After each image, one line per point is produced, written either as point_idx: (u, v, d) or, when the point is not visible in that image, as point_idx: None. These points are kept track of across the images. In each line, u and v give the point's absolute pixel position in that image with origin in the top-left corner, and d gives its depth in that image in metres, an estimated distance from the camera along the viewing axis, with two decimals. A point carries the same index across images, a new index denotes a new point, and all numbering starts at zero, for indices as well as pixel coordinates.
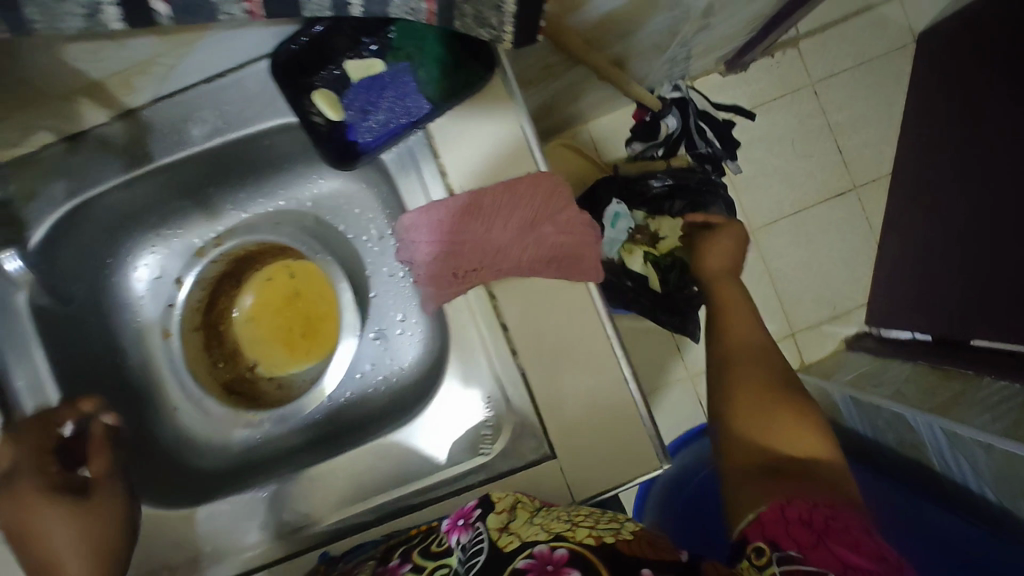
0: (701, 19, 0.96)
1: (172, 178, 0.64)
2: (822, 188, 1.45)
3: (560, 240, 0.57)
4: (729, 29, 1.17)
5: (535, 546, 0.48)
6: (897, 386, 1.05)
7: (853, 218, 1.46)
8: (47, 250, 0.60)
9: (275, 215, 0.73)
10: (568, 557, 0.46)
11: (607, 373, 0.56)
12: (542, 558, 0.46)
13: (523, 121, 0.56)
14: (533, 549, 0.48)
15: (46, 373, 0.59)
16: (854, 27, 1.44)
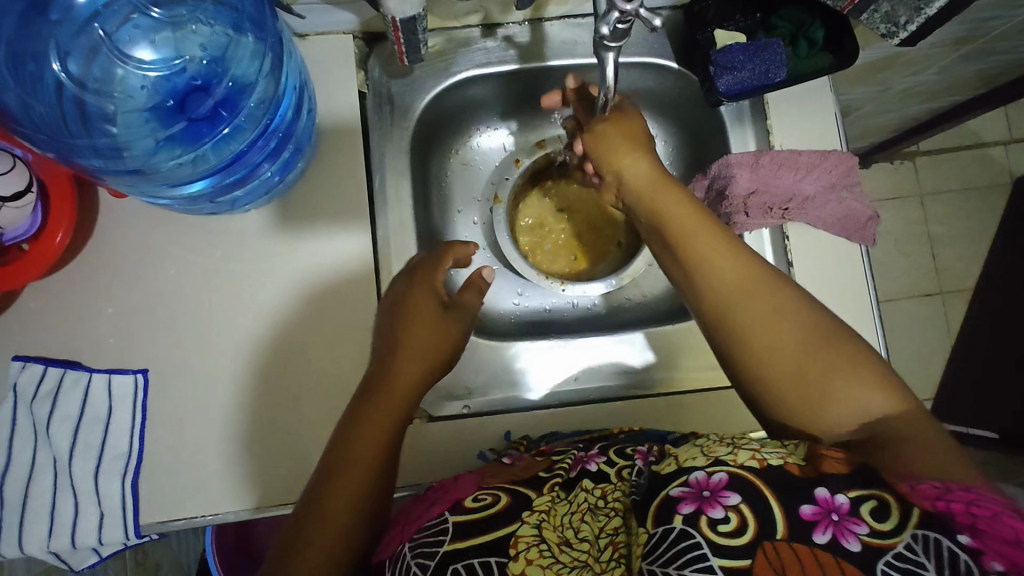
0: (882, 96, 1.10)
1: (535, 83, 0.74)
2: (911, 285, 1.50)
3: (854, 205, 0.70)
4: (879, 126, 1.32)
5: (691, 473, 0.46)
6: None
7: (935, 322, 1.50)
8: (430, 108, 0.72)
9: None
10: (727, 482, 0.44)
11: (862, 326, 0.68)
12: (698, 485, 0.44)
13: (838, 113, 0.71)
14: (689, 477, 0.45)
15: (409, 211, 0.69)
16: (963, 157, 1.53)
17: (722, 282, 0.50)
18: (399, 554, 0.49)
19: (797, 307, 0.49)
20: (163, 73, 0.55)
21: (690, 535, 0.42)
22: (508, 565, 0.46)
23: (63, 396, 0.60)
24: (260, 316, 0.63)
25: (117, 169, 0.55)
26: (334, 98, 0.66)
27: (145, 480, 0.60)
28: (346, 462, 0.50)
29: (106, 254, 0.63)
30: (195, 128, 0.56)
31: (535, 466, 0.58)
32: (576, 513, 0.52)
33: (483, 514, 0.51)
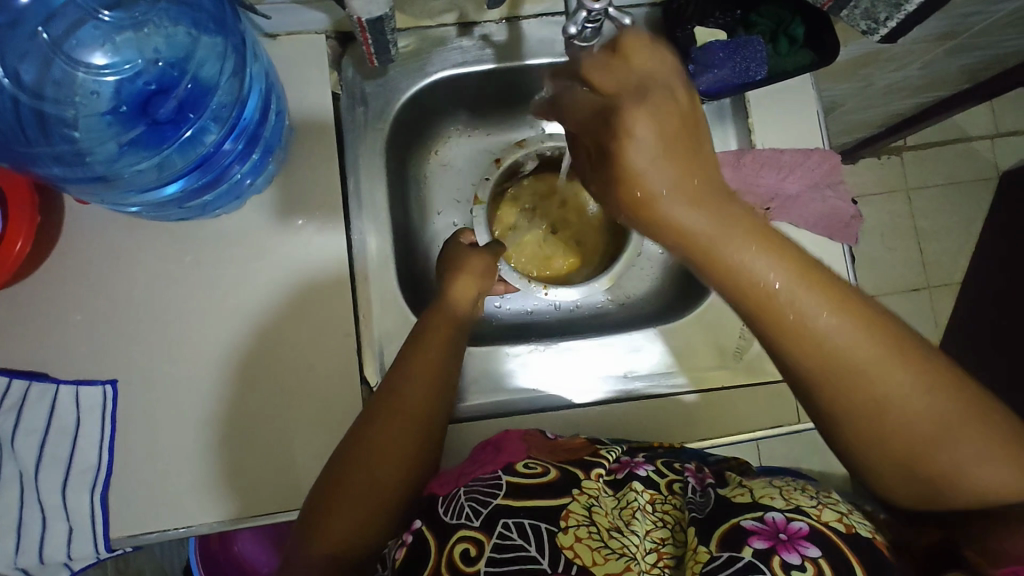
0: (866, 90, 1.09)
1: (513, 81, 0.73)
2: (899, 279, 1.50)
3: (836, 203, 0.69)
4: (863, 122, 1.32)
5: (767, 513, 0.47)
6: None
7: (921, 316, 1.50)
8: (406, 108, 0.70)
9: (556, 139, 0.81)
10: (807, 533, 0.44)
11: None
12: (774, 525, 0.45)
13: (819, 110, 0.71)
14: (764, 514, 0.46)
15: (386, 213, 0.68)
16: (949, 151, 1.53)
17: (807, 329, 0.43)
18: (454, 494, 0.50)
19: (913, 355, 0.44)
20: (124, 75, 0.54)
21: (759, 569, 0.42)
22: (559, 536, 0.46)
23: (28, 408, 0.58)
24: (233, 323, 0.62)
25: (81, 176, 0.53)
26: (306, 99, 0.64)
27: (116, 493, 0.59)
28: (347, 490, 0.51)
29: (72, 261, 0.61)
30: (160, 131, 0.54)
31: (580, 449, 0.56)
32: (626, 509, 0.51)
33: (534, 481, 0.50)
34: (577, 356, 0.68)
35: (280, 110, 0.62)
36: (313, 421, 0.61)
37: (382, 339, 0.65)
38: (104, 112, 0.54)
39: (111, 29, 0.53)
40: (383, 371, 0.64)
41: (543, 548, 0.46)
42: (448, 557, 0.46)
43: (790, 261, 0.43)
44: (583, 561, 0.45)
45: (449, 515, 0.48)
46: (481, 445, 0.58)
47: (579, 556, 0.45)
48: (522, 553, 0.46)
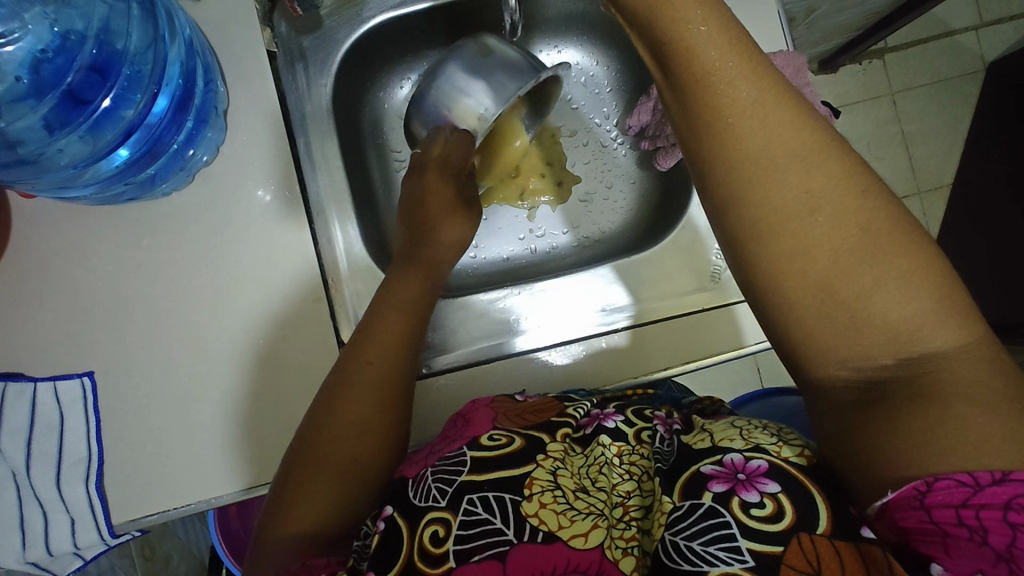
0: None
1: (454, 15, 0.70)
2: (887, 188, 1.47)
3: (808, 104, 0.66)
4: (838, 25, 1.26)
5: (726, 454, 0.45)
6: None
7: None
8: (347, 60, 0.67)
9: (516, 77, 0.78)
10: (766, 470, 0.43)
11: None
12: (733, 466, 0.43)
13: (779, 11, 0.67)
14: (723, 457, 0.45)
15: (340, 173, 0.67)
16: (932, 49, 1.48)
17: (729, 95, 0.36)
18: (423, 475, 0.50)
19: (792, 108, 0.37)
20: (29, 47, 0.52)
21: (719, 514, 0.41)
22: (523, 505, 0.47)
23: (7, 409, 0.58)
24: (201, 301, 0.61)
25: (7, 159, 0.51)
26: (240, 61, 0.62)
27: (111, 481, 0.59)
28: (329, 424, 0.51)
29: (27, 260, 0.60)
30: (79, 102, 0.54)
31: (549, 411, 0.58)
32: (593, 466, 0.52)
33: (499, 452, 0.51)
34: (550, 302, 0.68)
35: (213, 74, 0.60)
36: (297, 390, 0.62)
37: (352, 299, 0.65)
38: (16, 89, 0.53)
39: (14, 5, 0.51)
40: (354, 322, 0.64)
41: (508, 519, 0.46)
42: (419, 539, 0.46)
43: (723, 30, 0.37)
44: (549, 526, 0.46)
45: (418, 498, 0.49)
46: (451, 423, 0.59)
47: (544, 522, 0.46)
48: (487, 526, 0.46)
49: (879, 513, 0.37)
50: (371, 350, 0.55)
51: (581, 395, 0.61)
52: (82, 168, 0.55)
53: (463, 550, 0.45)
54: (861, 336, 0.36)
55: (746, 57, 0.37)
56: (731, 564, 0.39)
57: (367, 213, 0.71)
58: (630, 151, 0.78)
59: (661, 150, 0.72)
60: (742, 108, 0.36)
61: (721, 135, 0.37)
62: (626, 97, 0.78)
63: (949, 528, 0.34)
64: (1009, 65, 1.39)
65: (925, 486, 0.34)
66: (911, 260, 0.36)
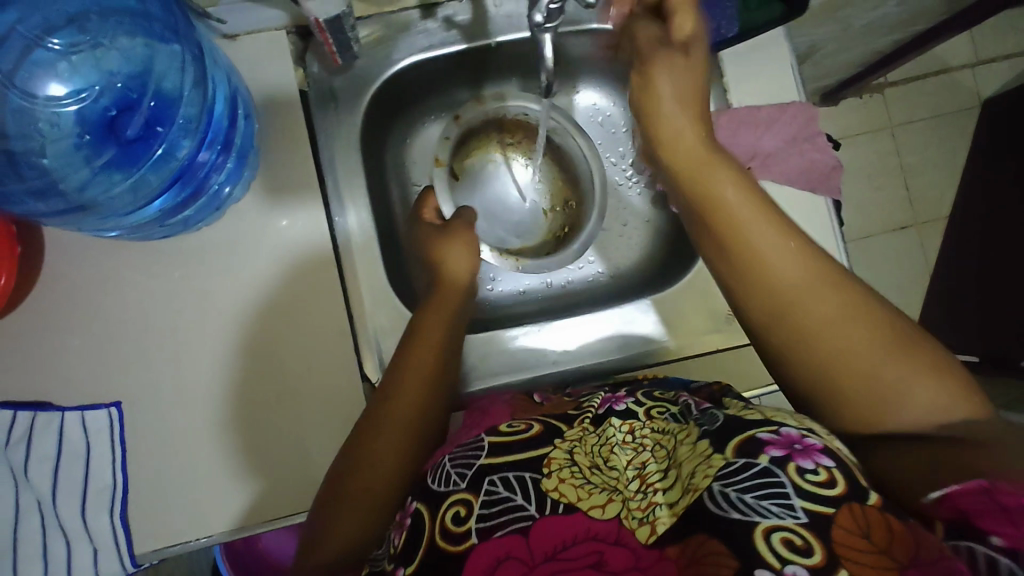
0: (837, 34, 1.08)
1: (480, 57, 0.72)
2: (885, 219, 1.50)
3: (820, 155, 0.69)
4: (838, 63, 1.29)
5: (782, 427, 0.49)
6: None
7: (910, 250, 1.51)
8: (376, 99, 0.69)
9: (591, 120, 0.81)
10: (822, 448, 0.47)
11: None
12: (790, 437, 0.48)
13: (794, 61, 0.69)
14: (781, 429, 0.49)
15: (366, 209, 0.68)
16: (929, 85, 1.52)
17: (763, 253, 0.51)
18: (440, 463, 0.55)
19: (818, 260, 0.51)
20: (87, 105, 0.56)
21: (775, 474, 0.46)
22: (542, 481, 0.52)
23: (37, 438, 0.59)
24: (228, 335, 0.62)
25: (59, 207, 0.55)
26: (275, 102, 0.63)
27: (137, 510, 0.60)
28: (373, 439, 0.57)
29: (57, 289, 0.61)
30: (132, 152, 0.56)
31: (565, 404, 0.63)
32: (604, 445, 0.57)
33: (517, 436, 0.56)
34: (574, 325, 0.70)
35: (248, 111, 0.62)
36: (320, 423, 0.63)
37: (377, 335, 0.67)
38: (71, 144, 0.55)
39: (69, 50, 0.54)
40: (381, 365, 0.66)
41: (529, 495, 0.51)
42: (441, 522, 0.51)
43: (749, 194, 0.53)
44: (570, 498, 0.50)
45: (437, 483, 0.54)
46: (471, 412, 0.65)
47: (564, 494, 0.50)
48: (508, 503, 0.50)
49: (936, 501, 0.44)
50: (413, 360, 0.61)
51: (589, 389, 0.66)
52: (129, 215, 0.58)
53: (486, 525, 0.49)
54: (915, 415, 0.48)
55: (763, 210, 0.53)
56: (784, 518, 0.44)
57: (389, 247, 0.72)
58: (645, 190, 0.80)
59: None
60: (778, 262, 0.51)
61: (760, 283, 0.52)
62: None
63: (1008, 505, 0.41)
64: (1005, 104, 1.43)
65: (989, 483, 0.42)
66: (917, 370, 0.48)
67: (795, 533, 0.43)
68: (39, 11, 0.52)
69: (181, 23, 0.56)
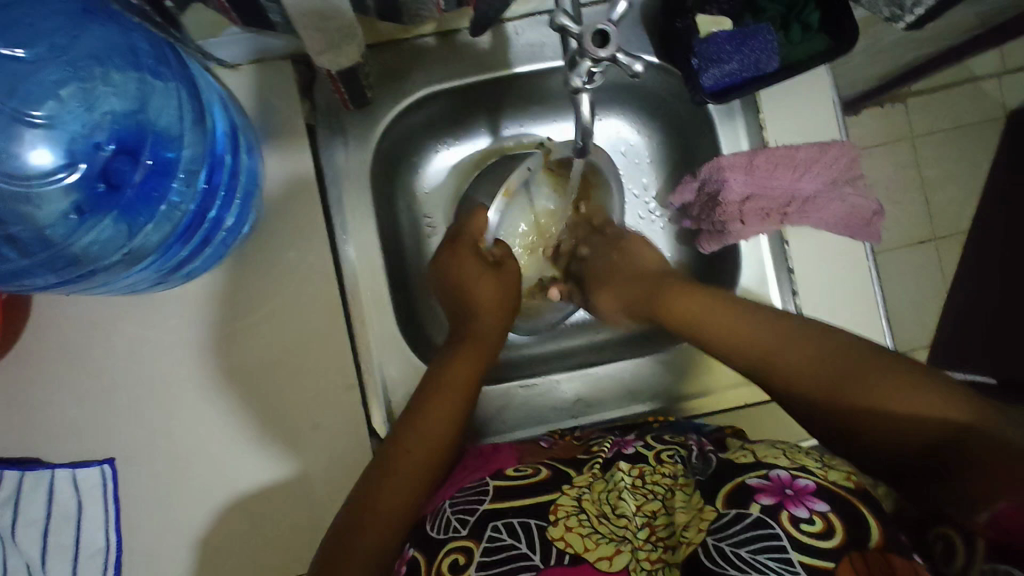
0: (859, 57, 0.99)
1: (499, 86, 0.67)
2: (904, 232, 1.30)
3: (860, 199, 0.64)
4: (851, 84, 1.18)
5: (771, 470, 0.48)
6: None
7: (928, 268, 1.31)
8: (387, 131, 0.65)
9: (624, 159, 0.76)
10: (814, 489, 0.45)
11: (859, 335, 0.64)
12: (780, 481, 0.46)
13: (835, 97, 0.65)
14: (769, 472, 0.47)
15: (376, 247, 0.64)
16: (943, 95, 1.31)
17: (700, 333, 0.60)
18: (442, 509, 0.52)
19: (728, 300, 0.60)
20: (79, 172, 0.54)
21: (769, 526, 0.44)
22: (548, 530, 0.48)
23: (25, 499, 0.55)
24: (226, 387, 0.58)
25: (57, 261, 0.53)
26: (279, 138, 0.59)
27: (132, 573, 0.57)
28: (390, 484, 0.53)
29: (44, 339, 0.57)
30: (132, 209, 0.54)
31: (574, 448, 0.59)
32: (612, 492, 0.52)
33: (522, 482, 0.53)
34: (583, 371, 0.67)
35: (251, 145, 0.57)
36: (327, 481, 0.59)
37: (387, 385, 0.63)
38: (68, 210, 0.54)
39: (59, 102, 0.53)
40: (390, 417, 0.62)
41: (535, 543, 0.48)
42: (438, 566, 0.48)
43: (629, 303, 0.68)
44: (576, 549, 0.47)
45: (437, 531, 0.51)
46: (472, 450, 0.61)
47: (571, 544, 0.47)
48: (512, 552, 0.47)
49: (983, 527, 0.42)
50: (448, 387, 0.59)
51: (598, 434, 0.62)
52: (134, 275, 0.55)
53: (487, 572, 0.46)
54: (912, 434, 0.46)
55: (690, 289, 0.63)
56: (782, 574, 0.41)
57: (398, 287, 0.68)
58: (670, 225, 0.76)
59: (705, 232, 0.70)
60: (744, 317, 0.58)
61: (687, 297, 0.62)
62: (667, 169, 0.76)
63: None
64: None
65: None
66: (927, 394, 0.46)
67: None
68: (14, 78, 0.52)
69: (173, 61, 0.53)
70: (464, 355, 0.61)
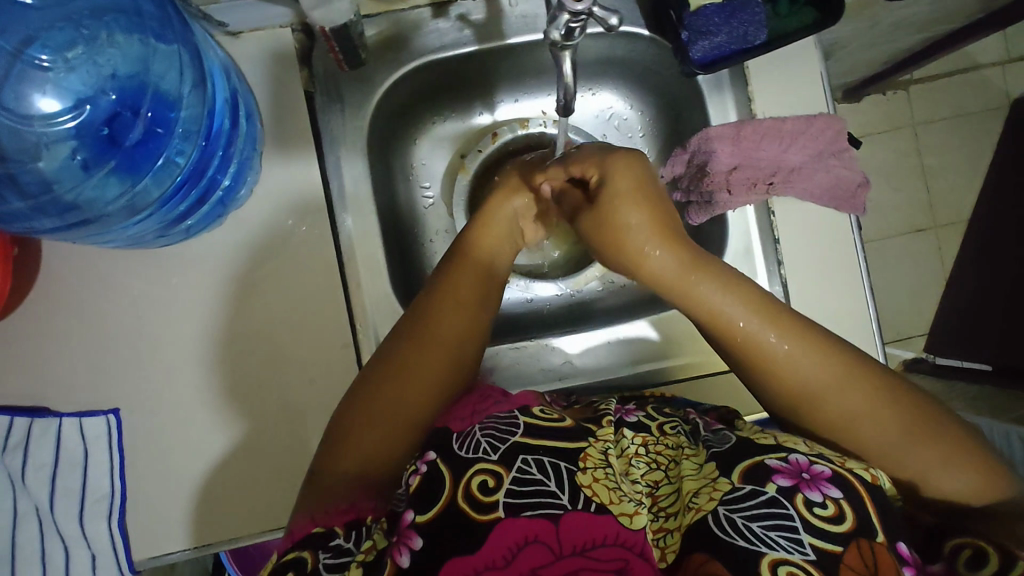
0: (859, 42, 0.99)
1: (493, 58, 0.69)
2: (903, 219, 1.30)
3: (846, 172, 0.66)
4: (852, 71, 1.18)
5: (791, 453, 0.49)
6: (963, 400, 1.07)
7: (926, 255, 1.31)
8: (384, 100, 0.67)
9: (612, 134, 0.78)
10: (830, 475, 0.47)
11: (846, 305, 0.65)
12: (799, 465, 0.47)
13: (823, 72, 0.66)
14: (789, 455, 0.49)
15: (372, 215, 0.66)
16: (945, 83, 1.31)
17: (707, 303, 0.53)
18: (470, 431, 0.51)
19: (733, 281, 0.53)
20: (82, 116, 0.55)
21: (783, 505, 0.45)
22: (577, 475, 0.47)
23: (34, 445, 0.58)
24: (226, 342, 0.61)
25: (60, 212, 0.54)
26: (277, 103, 0.61)
27: (135, 518, 0.60)
28: (390, 392, 0.53)
29: (53, 294, 0.59)
30: (133, 163, 0.55)
31: (578, 412, 0.58)
32: (622, 458, 0.51)
33: (547, 425, 0.52)
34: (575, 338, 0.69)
35: (250, 112, 0.60)
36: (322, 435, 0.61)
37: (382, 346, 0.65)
38: (70, 153, 0.55)
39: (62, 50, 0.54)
40: None
41: (563, 484, 0.47)
42: (466, 488, 0.47)
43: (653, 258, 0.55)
44: (602, 499, 0.46)
45: (465, 450, 0.49)
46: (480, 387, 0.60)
47: (598, 493, 0.46)
48: (541, 487, 0.47)
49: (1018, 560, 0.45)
50: (445, 300, 0.58)
51: (594, 397, 0.64)
52: (134, 227, 0.57)
53: (514, 502, 0.46)
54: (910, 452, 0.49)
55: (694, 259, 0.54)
56: (792, 552, 0.43)
57: (397, 253, 0.71)
58: None
59: (694, 204, 0.71)
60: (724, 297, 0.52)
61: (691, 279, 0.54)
62: (658, 144, 0.77)
63: None
64: None
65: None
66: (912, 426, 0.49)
67: (801, 568, 0.43)
68: (21, 23, 0.52)
69: (176, 22, 0.54)
70: (468, 271, 0.61)
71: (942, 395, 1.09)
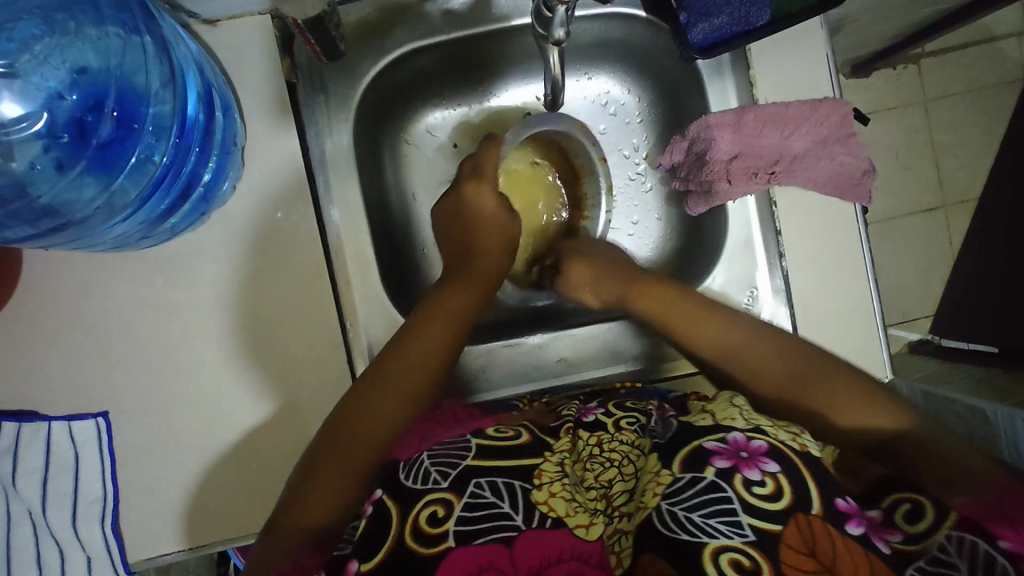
0: (868, 14, 0.94)
1: (483, 43, 0.66)
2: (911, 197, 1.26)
3: (851, 159, 0.63)
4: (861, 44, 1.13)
5: (729, 432, 0.48)
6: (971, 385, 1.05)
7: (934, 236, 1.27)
8: (370, 88, 0.64)
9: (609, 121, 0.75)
10: (766, 450, 0.46)
11: (848, 297, 0.64)
12: (736, 445, 0.47)
13: (829, 53, 0.63)
14: (726, 436, 0.48)
15: (361, 210, 0.65)
16: (959, 56, 1.26)
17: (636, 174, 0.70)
18: (419, 461, 0.51)
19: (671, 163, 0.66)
20: (54, 116, 0.53)
21: (722, 489, 0.45)
22: (532, 493, 0.48)
23: (23, 450, 0.57)
24: (212, 342, 0.59)
25: (33, 215, 0.53)
26: (259, 95, 0.59)
27: (129, 519, 0.59)
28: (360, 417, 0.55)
29: (36, 296, 0.58)
30: (105, 163, 0.53)
31: (543, 414, 0.60)
32: (578, 462, 0.53)
33: (501, 443, 0.53)
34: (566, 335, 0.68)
35: (228, 105, 0.58)
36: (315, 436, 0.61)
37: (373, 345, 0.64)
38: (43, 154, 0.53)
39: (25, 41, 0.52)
40: None
41: (517, 505, 0.47)
42: (415, 520, 0.47)
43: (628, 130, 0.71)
44: (559, 512, 0.47)
45: (413, 480, 0.49)
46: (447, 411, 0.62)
47: (554, 509, 0.47)
48: (495, 509, 0.47)
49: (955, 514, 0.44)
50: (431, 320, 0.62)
51: (569, 399, 0.63)
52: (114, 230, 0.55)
53: (465, 529, 0.46)
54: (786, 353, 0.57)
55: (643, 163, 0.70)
56: (731, 537, 0.43)
57: (386, 247, 0.69)
58: (659, 186, 0.75)
59: (694, 193, 0.69)
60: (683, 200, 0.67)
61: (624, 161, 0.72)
62: (656, 129, 0.74)
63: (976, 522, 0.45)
64: None
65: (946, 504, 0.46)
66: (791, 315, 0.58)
67: (744, 554, 0.42)
68: None
69: (136, 7, 0.52)
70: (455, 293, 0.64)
71: (949, 378, 1.07)
